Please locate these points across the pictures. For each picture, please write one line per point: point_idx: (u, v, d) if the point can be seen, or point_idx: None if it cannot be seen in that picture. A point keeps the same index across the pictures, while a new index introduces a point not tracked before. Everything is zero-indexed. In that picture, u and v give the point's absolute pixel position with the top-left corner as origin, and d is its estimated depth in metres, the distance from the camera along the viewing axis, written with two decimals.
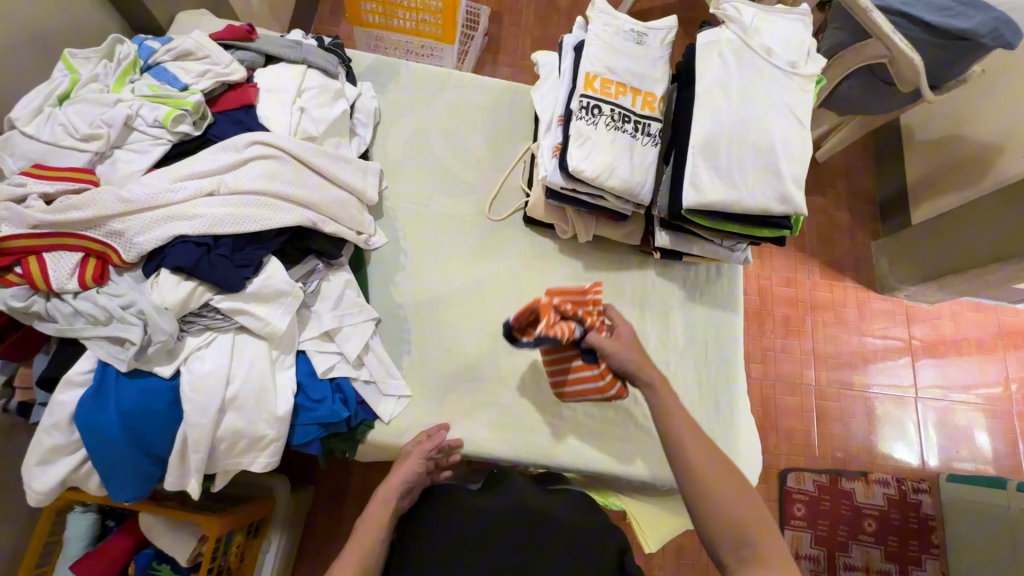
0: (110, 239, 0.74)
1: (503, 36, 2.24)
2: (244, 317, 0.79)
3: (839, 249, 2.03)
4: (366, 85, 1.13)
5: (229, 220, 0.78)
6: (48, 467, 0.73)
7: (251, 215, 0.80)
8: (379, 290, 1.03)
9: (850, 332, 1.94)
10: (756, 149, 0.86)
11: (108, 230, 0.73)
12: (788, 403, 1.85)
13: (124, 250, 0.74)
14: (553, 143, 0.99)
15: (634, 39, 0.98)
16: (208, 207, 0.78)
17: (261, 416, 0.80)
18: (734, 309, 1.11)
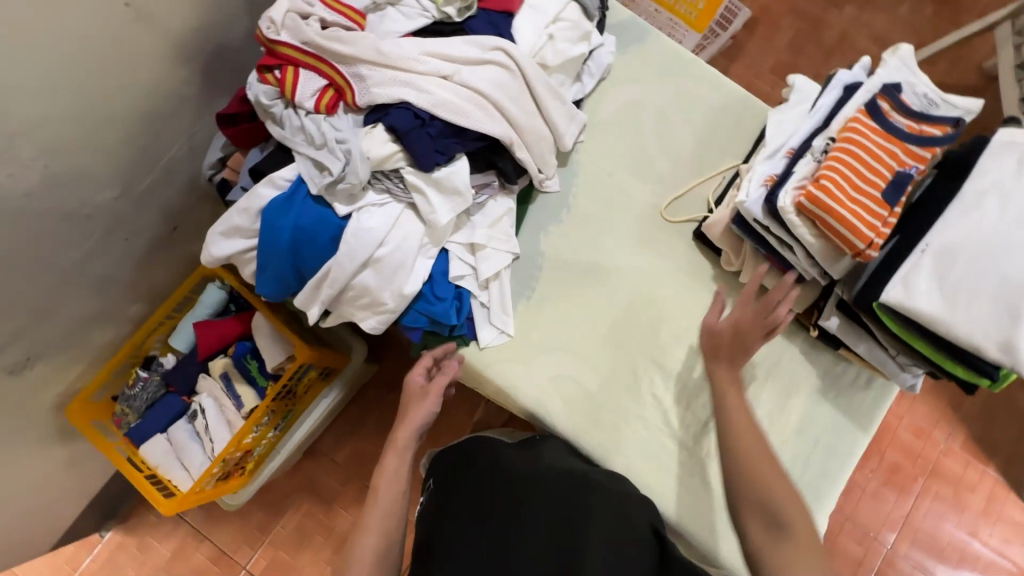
0: (353, 79, 0.81)
1: (748, 46, 2.08)
2: (419, 196, 0.85)
3: (1002, 431, 1.72)
4: (611, 38, 1.11)
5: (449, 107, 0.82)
6: (226, 241, 0.85)
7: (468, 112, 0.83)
8: (530, 230, 1.05)
9: (962, 521, 1.67)
10: (1000, 280, 0.74)
11: (355, 71, 0.81)
12: (849, 548, 1.66)
13: (359, 93, 0.81)
14: (769, 171, 0.90)
15: (921, 104, 0.85)
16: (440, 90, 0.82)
17: (390, 286, 0.87)
18: (863, 428, 0.99)
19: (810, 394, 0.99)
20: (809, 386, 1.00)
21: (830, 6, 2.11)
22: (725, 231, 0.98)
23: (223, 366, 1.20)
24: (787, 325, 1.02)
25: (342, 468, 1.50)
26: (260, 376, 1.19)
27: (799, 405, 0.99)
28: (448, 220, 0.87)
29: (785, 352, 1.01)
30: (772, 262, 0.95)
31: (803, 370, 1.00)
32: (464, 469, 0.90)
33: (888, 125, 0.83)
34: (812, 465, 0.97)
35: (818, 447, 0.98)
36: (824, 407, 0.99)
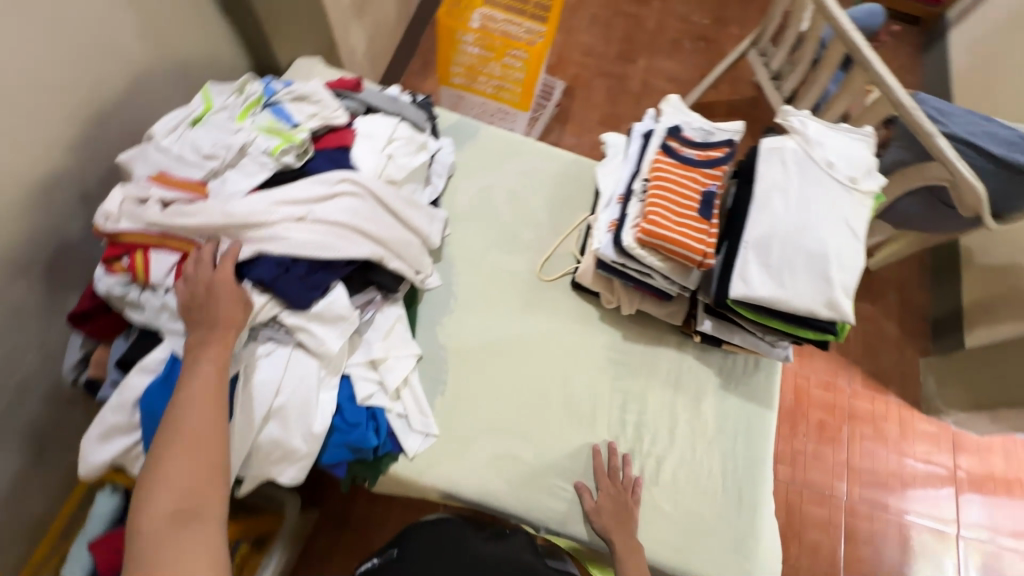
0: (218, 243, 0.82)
1: (573, 108, 2.39)
2: (304, 334, 0.86)
3: (885, 361, 1.97)
4: (447, 141, 1.24)
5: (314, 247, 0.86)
6: (104, 444, 0.79)
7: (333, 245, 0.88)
8: (426, 327, 1.09)
9: (890, 451, 1.85)
10: (808, 254, 0.89)
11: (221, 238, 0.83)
12: (814, 513, 1.76)
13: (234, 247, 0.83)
14: (610, 219, 1.04)
15: (701, 135, 1.05)
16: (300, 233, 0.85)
17: (300, 430, 0.85)
18: (768, 404, 1.10)
19: (715, 392, 1.10)
20: (711, 385, 1.10)
21: (626, 62, 2.51)
22: (595, 276, 1.09)
23: None
24: (676, 338, 1.13)
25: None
26: None
27: (710, 405, 1.08)
28: (339, 346, 0.89)
29: (682, 362, 1.11)
30: (641, 290, 1.07)
31: (701, 372, 1.11)
32: (428, 556, 0.86)
33: (684, 158, 1.00)
34: (741, 455, 1.05)
35: (739, 437, 1.07)
36: (730, 398, 1.09)
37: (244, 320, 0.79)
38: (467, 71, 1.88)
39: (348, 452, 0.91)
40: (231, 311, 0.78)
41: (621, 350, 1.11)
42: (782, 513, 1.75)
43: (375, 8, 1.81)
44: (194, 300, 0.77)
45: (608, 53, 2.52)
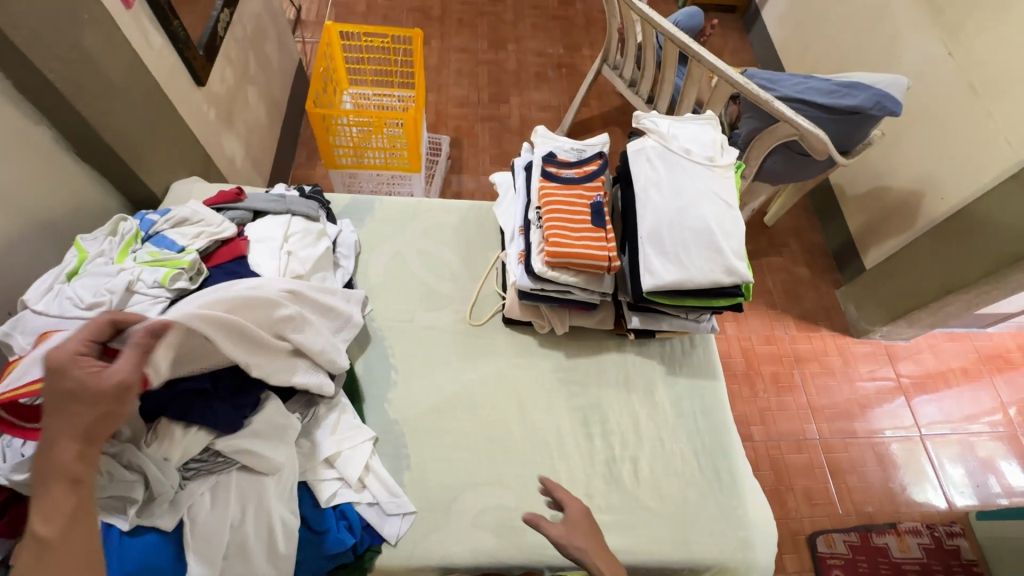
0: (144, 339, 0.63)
1: (464, 157, 2.49)
2: (246, 456, 0.82)
3: (808, 301, 2.14)
4: (345, 222, 1.26)
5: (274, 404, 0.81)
6: None
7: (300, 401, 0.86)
8: (374, 407, 1.07)
9: (841, 380, 1.99)
10: (695, 232, 0.97)
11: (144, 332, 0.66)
12: (797, 461, 1.84)
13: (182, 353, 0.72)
14: (518, 251, 1.09)
15: (575, 154, 1.13)
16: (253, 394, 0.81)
17: (265, 556, 0.80)
18: (713, 376, 1.16)
19: (664, 380, 1.14)
20: (659, 374, 1.15)
21: (500, 104, 2.66)
22: (522, 307, 1.13)
23: None
24: (613, 341, 1.18)
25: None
26: None
27: (663, 393, 1.13)
28: (286, 456, 0.85)
29: (627, 362, 1.16)
30: (567, 307, 1.12)
31: (646, 366, 1.16)
32: None
33: (565, 178, 1.07)
34: (705, 431, 1.10)
35: (698, 414, 1.11)
36: (679, 381, 1.15)
37: (116, 412, 0.58)
38: (352, 150, 1.92)
39: (325, 560, 0.87)
40: (94, 422, 0.57)
41: (567, 368, 1.15)
42: (769, 471, 1.82)
43: (244, 115, 1.83)
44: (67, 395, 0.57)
45: (481, 99, 2.66)
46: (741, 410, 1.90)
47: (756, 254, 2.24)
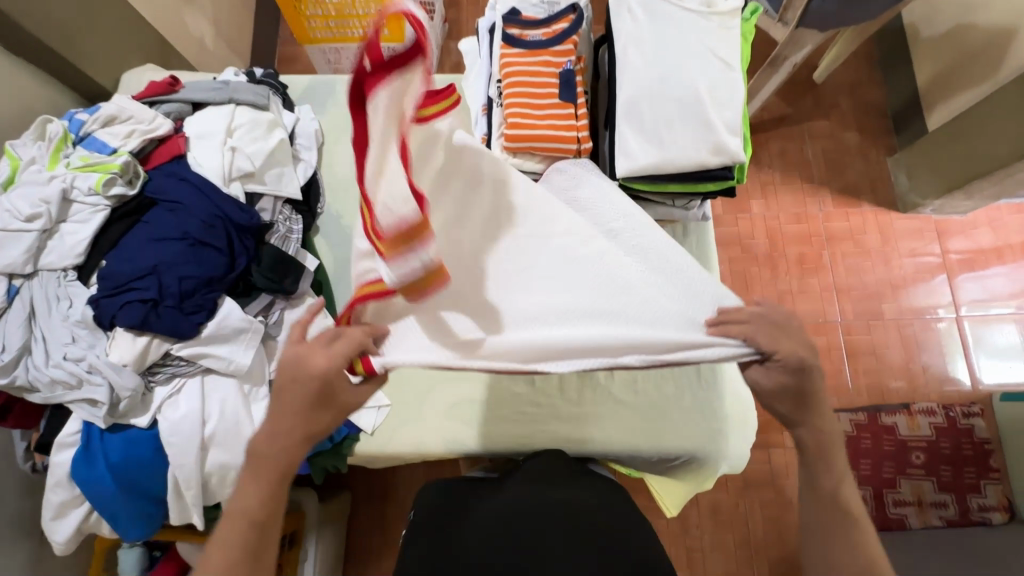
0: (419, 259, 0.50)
1: (462, 17, 2.19)
2: (207, 359, 0.84)
3: (852, 172, 1.89)
4: (304, 108, 1.14)
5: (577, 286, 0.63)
6: (63, 520, 0.81)
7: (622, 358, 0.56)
8: (347, 307, 1.06)
9: (876, 260, 1.82)
10: (679, 102, 0.82)
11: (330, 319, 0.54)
12: (812, 343, 1.78)
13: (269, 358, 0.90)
14: (482, 135, 0.97)
15: (546, 9, 0.94)
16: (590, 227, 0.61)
17: (241, 449, 0.85)
18: (707, 267, 1.06)
19: None
20: None
21: None
22: None
23: None
24: None
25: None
26: None
27: None
28: (251, 357, 0.87)
29: None
30: None
31: None
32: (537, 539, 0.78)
33: (530, 42, 0.90)
34: None
35: None
36: None
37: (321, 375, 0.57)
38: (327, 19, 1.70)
39: None
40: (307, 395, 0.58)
41: None
42: None
43: None
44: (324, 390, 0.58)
45: None
46: (757, 293, 1.81)
47: (798, 117, 1.94)
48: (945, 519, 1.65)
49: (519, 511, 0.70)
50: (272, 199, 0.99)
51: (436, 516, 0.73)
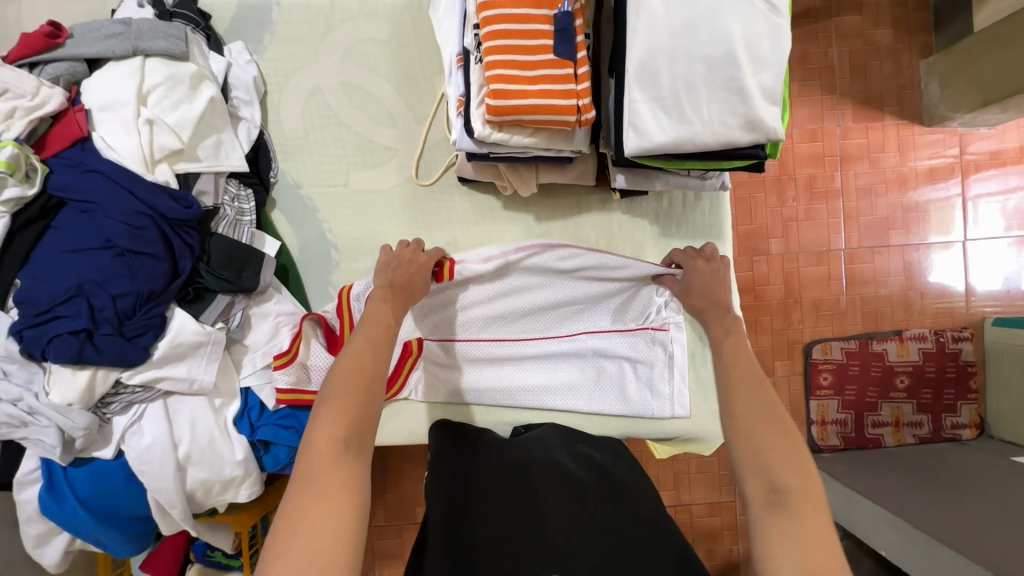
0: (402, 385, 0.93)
1: None
2: (165, 382, 0.76)
3: (877, 80, 1.65)
4: (236, 47, 0.92)
5: (567, 370, 0.96)
6: (47, 546, 0.77)
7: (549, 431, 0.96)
8: (318, 292, 0.96)
9: (887, 182, 1.68)
10: (707, 62, 0.66)
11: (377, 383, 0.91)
12: (811, 273, 1.69)
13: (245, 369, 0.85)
14: (458, 94, 0.78)
15: None
16: (601, 345, 0.95)
17: (220, 462, 0.81)
18: (719, 236, 0.95)
19: (655, 244, 0.95)
20: (648, 236, 0.95)
21: None
22: (476, 166, 0.87)
23: (197, 574, 1.18)
24: (597, 199, 0.95)
25: (388, 526, 1.42)
26: (230, 559, 1.18)
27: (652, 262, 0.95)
28: (214, 372, 0.79)
29: (611, 224, 0.95)
30: (533, 166, 0.85)
31: (635, 227, 0.95)
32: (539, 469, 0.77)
33: None
34: None
35: None
36: (673, 243, 0.95)
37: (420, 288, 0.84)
38: None
39: (289, 453, 0.86)
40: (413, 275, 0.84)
41: (537, 236, 0.95)
42: (779, 285, 1.70)
43: None
44: (396, 285, 0.81)
45: None
46: (760, 223, 1.69)
47: (827, 11, 1.64)
48: (918, 437, 1.68)
49: (541, 455, 0.80)
50: (213, 176, 0.84)
51: (463, 447, 0.85)
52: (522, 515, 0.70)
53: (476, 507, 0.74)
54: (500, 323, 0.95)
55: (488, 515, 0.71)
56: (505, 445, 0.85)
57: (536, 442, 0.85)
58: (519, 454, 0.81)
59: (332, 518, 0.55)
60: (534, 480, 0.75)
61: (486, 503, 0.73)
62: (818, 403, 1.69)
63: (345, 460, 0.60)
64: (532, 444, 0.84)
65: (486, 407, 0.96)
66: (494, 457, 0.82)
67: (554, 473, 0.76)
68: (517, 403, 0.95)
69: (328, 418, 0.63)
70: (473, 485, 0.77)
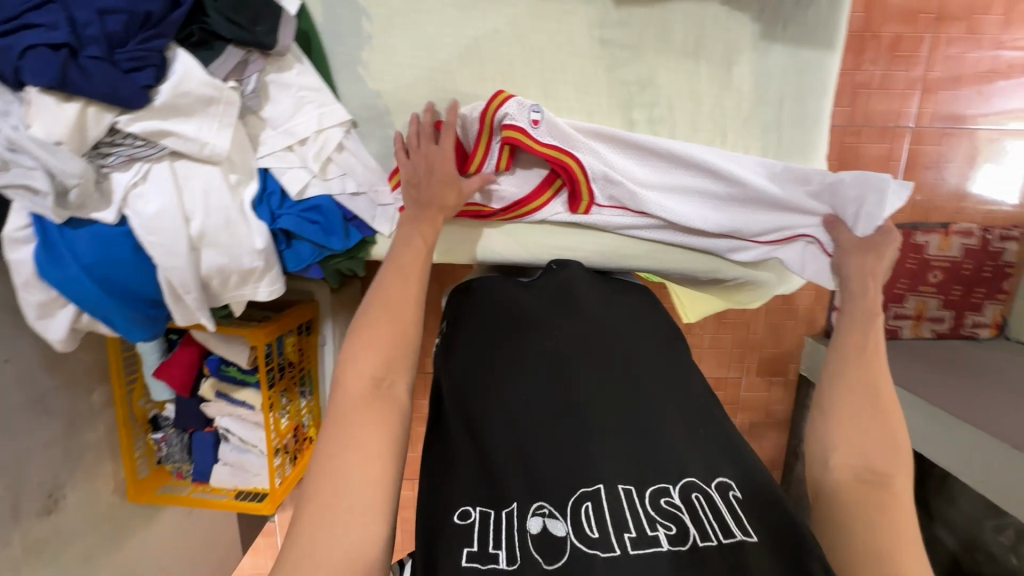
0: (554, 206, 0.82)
1: None
2: (170, 139, 0.64)
3: None
4: None
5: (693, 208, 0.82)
6: (51, 321, 0.70)
7: (594, 260, 0.85)
8: (346, 75, 0.80)
9: (981, 49, 1.41)
10: None
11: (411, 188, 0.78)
12: (870, 151, 1.47)
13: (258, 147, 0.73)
14: None
15: None
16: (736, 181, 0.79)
17: (239, 249, 0.71)
18: (830, 45, 0.79)
19: (753, 48, 0.79)
20: (747, 37, 0.79)
21: None
22: None
23: (212, 387, 1.16)
24: None
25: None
26: (245, 374, 1.14)
27: (745, 70, 0.80)
28: (228, 140, 0.66)
29: (704, 16, 0.78)
30: None
31: (732, 24, 0.78)
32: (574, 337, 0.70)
33: None
34: (785, 124, 0.82)
35: (784, 103, 0.81)
36: (774, 49, 0.79)
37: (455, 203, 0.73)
38: None
39: (314, 252, 0.78)
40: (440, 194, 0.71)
41: (614, 24, 0.78)
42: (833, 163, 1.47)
43: None
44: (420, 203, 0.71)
45: None
46: None
47: None
48: (935, 333, 1.56)
49: (574, 319, 0.73)
50: None
51: (491, 302, 0.76)
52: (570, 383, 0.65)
53: (503, 392, 0.65)
54: (634, 140, 0.79)
55: (520, 391, 0.65)
56: (525, 296, 0.76)
57: (560, 292, 0.76)
58: (526, 312, 0.74)
59: (376, 435, 0.51)
60: (559, 350, 0.69)
61: (514, 390, 0.65)
62: None
63: (376, 402, 0.53)
64: (564, 303, 0.74)
65: (530, 231, 0.84)
66: (522, 310, 0.73)
67: (586, 359, 0.68)
68: (563, 224, 0.84)
69: (368, 336, 0.57)
70: (505, 350, 0.70)
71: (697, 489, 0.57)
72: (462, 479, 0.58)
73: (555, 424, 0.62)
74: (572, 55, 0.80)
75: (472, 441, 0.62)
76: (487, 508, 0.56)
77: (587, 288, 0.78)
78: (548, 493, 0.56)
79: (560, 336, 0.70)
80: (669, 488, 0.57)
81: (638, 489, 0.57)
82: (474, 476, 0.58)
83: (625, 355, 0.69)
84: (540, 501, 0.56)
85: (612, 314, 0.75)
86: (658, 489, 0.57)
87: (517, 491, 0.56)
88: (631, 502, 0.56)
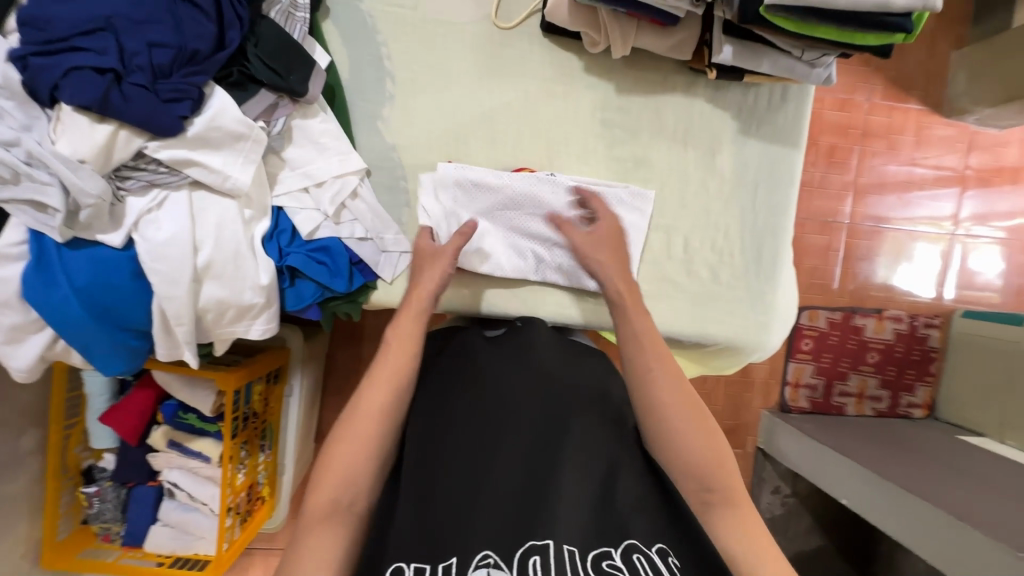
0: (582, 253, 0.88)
1: None
2: (195, 169, 0.64)
3: (908, 57, 1.62)
4: None
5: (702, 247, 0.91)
6: (20, 347, 0.65)
7: (586, 321, 0.88)
8: (364, 128, 0.84)
9: (898, 163, 1.64)
10: None
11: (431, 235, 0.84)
12: (813, 241, 1.63)
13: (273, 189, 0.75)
14: None
15: None
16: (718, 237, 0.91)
17: (242, 284, 0.69)
18: (795, 144, 0.92)
19: (732, 140, 0.90)
20: (728, 132, 0.90)
21: None
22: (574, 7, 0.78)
23: (164, 436, 1.06)
24: (683, 79, 0.88)
25: None
26: (205, 423, 1.06)
27: (726, 158, 0.90)
28: (250, 175, 0.67)
29: (691, 108, 0.89)
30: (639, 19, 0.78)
31: (716, 118, 0.90)
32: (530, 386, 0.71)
33: None
34: (760, 207, 0.92)
35: (759, 189, 0.92)
36: (750, 143, 0.91)
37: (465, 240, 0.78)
38: None
39: (317, 292, 0.77)
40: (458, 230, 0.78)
41: (615, 108, 0.88)
42: None
43: None
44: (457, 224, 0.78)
45: None
46: None
47: None
48: (875, 411, 1.66)
49: (530, 367, 0.74)
50: None
51: (449, 351, 0.78)
52: (526, 434, 0.66)
53: (451, 438, 0.65)
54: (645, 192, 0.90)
55: (467, 439, 0.65)
56: (485, 344, 0.78)
57: (523, 342, 0.78)
58: (485, 360, 0.75)
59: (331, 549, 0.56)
60: (512, 397, 0.69)
61: (462, 436, 0.65)
62: (796, 365, 1.62)
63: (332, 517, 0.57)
64: (522, 351, 0.76)
65: (531, 291, 0.87)
66: (478, 360, 0.75)
67: (537, 408, 0.69)
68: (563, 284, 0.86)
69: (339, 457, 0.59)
70: (457, 396, 0.70)
71: (638, 551, 0.57)
72: (400, 529, 0.57)
73: (500, 472, 0.62)
74: (577, 131, 0.88)
75: (418, 490, 0.60)
76: (422, 562, 0.54)
77: (549, 341, 0.80)
78: (495, 543, 0.55)
79: (514, 383, 0.71)
80: (609, 552, 0.57)
81: (580, 551, 0.55)
82: (414, 527, 0.57)
83: (578, 405, 0.70)
84: (485, 550, 0.54)
85: (573, 366, 0.77)
86: (598, 553, 0.56)
87: (458, 545, 0.55)
88: (573, 563, 0.54)
